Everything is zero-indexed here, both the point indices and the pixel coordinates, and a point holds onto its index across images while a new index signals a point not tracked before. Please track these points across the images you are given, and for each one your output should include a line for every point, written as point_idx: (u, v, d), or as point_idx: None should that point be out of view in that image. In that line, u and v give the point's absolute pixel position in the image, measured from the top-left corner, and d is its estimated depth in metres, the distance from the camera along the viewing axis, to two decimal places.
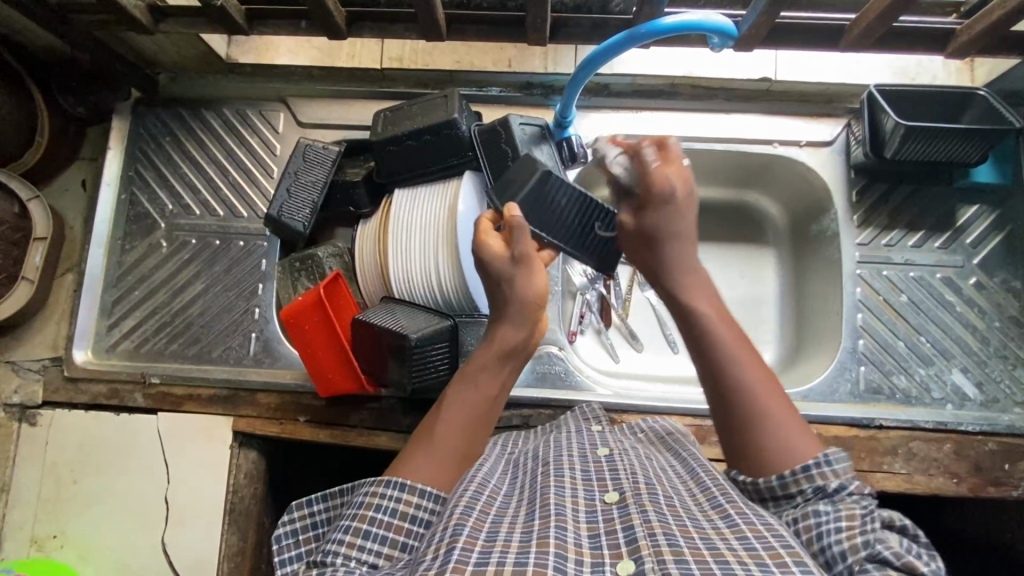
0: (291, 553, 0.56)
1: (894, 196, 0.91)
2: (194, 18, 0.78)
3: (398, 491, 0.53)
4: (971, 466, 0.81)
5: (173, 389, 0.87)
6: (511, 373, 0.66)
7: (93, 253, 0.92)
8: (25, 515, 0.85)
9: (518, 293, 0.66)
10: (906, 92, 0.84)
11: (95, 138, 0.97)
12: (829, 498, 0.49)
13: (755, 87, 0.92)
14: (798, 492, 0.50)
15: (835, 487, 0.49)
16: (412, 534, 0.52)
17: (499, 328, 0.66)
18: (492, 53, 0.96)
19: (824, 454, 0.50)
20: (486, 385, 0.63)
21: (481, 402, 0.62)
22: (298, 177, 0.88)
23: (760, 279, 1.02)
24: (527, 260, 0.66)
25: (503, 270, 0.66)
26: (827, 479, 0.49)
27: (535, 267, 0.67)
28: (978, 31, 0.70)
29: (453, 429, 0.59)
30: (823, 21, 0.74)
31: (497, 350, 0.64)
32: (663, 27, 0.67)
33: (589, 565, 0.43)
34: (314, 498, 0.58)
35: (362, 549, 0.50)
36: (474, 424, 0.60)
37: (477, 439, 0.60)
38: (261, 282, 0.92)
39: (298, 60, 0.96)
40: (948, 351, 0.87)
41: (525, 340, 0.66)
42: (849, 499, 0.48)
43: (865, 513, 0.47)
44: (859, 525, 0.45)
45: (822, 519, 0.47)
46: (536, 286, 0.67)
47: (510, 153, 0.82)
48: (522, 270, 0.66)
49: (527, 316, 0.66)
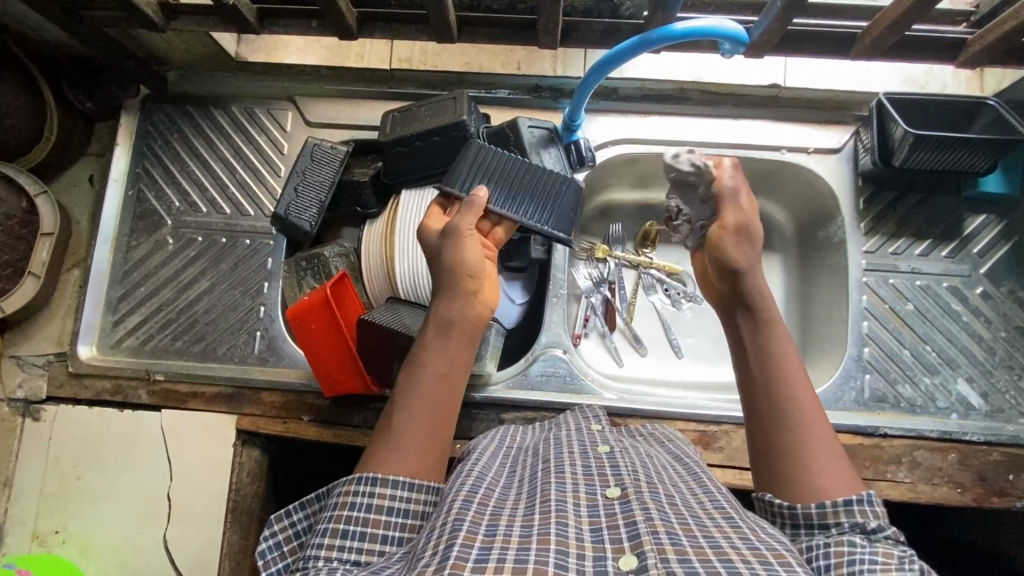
0: (275, 567, 0.56)
1: (902, 204, 0.91)
2: (205, 15, 0.78)
3: (370, 487, 0.53)
4: (975, 476, 0.80)
5: (177, 386, 0.87)
6: (466, 349, 0.65)
7: (99, 249, 0.92)
8: (28, 511, 0.85)
9: (449, 265, 0.67)
10: (915, 101, 0.84)
11: (103, 135, 0.97)
12: (867, 535, 0.49)
13: (765, 93, 0.91)
14: (835, 524, 0.50)
15: (874, 526, 0.49)
16: (390, 528, 0.52)
17: (439, 305, 0.66)
18: (501, 56, 0.95)
19: (866, 493, 0.51)
20: (435, 363, 0.62)
21: (435, 379, 0.61)
22: (305, 176, 0.88)
23: (766, 286, 1.02)
24: (455, 236, 0.67)
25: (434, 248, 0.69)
26: (866, 517, 0.50)
27: (463, 239, 0.67)
28: (989, 40, 0.70)
29: (409, 414, 0.58)
30: (834, 28, 0.74)
31: (437, 324, 0.65)
32: (674, 32, 0.68)
33: (591, 559, 0.43)
34: (292, 509, 0.58)
35: (342, 549, 0.50)
36: (429, 404, 0.60)
37: (442, 420, 0.59)
38: (266, 281, 0.92)
39: (307, 58, 0.95)
40: (953, 361, 0.87)
41: (467, 312, 0.66)
42: (886, 542, 0.48)
43: (903, 555, 0.47)
44: (896, 564, 0.45)
45: (856, 550, 0.46)
46: (465, 257, 0.66)
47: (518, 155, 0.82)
48: (450, 243, 0.67)
49: (460, 284, 0.66)
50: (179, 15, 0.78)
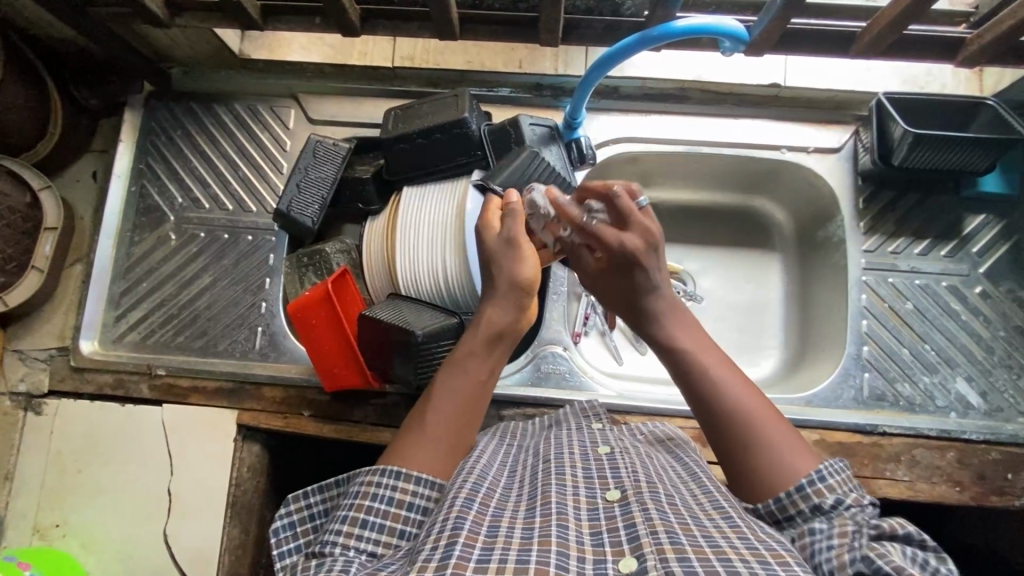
0: (290, 546, 0.57)
1: (901, 204, 0.91)
2: (209, 12, 0.78)
3: (393, 479, 0.53)
4: (974, 475, 0.81)
5: (179, 381, 0.88)
6: (501, 359, 0.64)
7: (103, 244, 0.93)
8: (29, 504, 0.85)
9: (508, 275, 0.64)
10: (914, 101, 0.84)
11: (107, 130, 0.98)
12: (826, 515, 0.49)
13: (764, 93, 0.92)
14: (796, 513, 0.50)
15: (831, 503, 0.49)
16: (409, 522, 0.52)
17: (487, 310, 0.64)
18: (502, 54, 0.94)
19: (819, 469, 0.51)
20: (475, 370, 0.61)
21: (473, 386, 0.60)
22: (307, 173, 0.88)
23: (765, 286, 1.02)
24: (515, 245, 0.65)
25: (491, 248, 0.66)
26: (822, 495, 0.50)
27: (525, 251, 0.65)
28: (989, 39, 0.71)
29: (440, 416, 0.58)
30: (834, 28, 0.74)
31: (485, 333, 0.62)
32: (675, 29, 0.68)
33: (591, 563, 0.43)
34: (310, 491, 0.58)
35: (361, 539, 0.50)
36: (463, 407, 0.59)
37: (469, 426, 0.59)
38: (268, 277, 0.92)
39: (309, 55, 0.95)
40: (952, 359, 0.87)
41: (513, 324, 0.64)
42: (847, 513, 0.49)
43: (857, 527, 0.47)
44: (849, 541, 0.45)
45: (816, 537, 0.47)
46: (525, 271, 0.64)
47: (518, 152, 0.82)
48: (512, 252, 0.65)
49: (514, 299, 0.64)
50: (183, 11, 0.79)
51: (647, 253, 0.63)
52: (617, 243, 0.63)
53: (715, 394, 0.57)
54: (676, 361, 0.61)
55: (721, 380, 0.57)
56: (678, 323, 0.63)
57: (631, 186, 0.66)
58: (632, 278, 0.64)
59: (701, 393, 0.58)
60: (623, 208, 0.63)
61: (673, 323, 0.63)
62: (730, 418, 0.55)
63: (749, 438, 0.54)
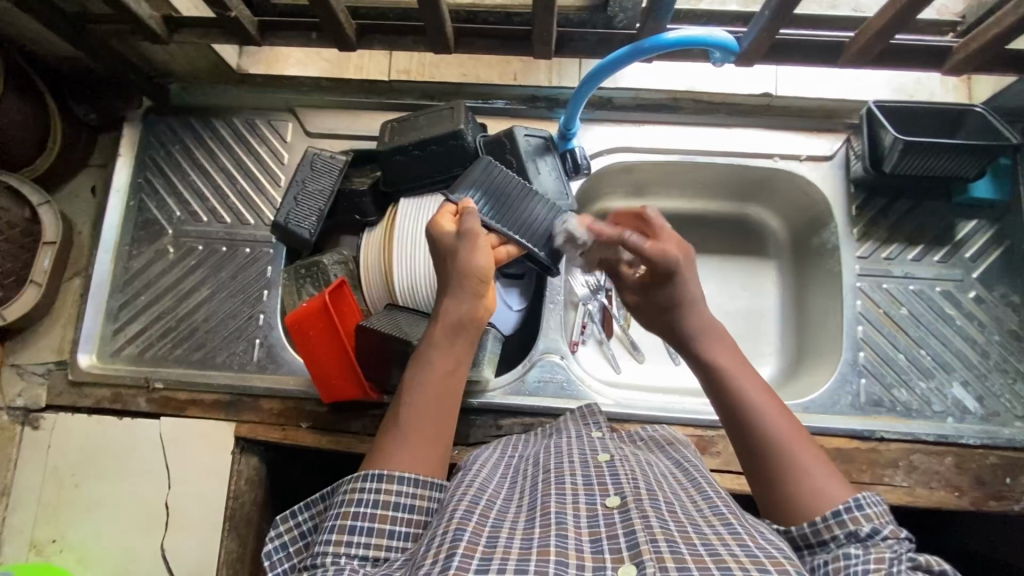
0: (282, 567, 0.56)
1: (894, 210, 0.92)
2: (207, 28, 0.79)
3: (377, 483, 0.53)
4: (972, 480, 0.81)
5: (178, 393, 0.88)
6: (469, 347, 0.65)
7: (101, 258, 0.93)
8: (26, 519, 0.84)
9: (462, 265, 0.66)
10: (904, 109, 0.86)
11: (106, 145, 0.99)
12: (861, 542, 0.48)
13: (756, 102, 0.93)
14: (831, 538, 0.49)
15: (868, 531, 0.48)
16: (398, 522, 0.52)
17: (445, 303, 0.65)
18: (498, 67, 0.98)
19: (857, 497, 0.50)
20: (442, 361, 0.62)
21: (443, 378, 0.61)
22: (305, 185, 0.89)
23: (761, 293, 1.02)
24: (472, 236, 0.67)
25: (449, 245, 0.67)
26: (859, 523, 0.49)
27: (478, 240, 0.67)
28: (975, 48, 0.72)
29: (417, 414, 0.58)
30: (822, 38, 0.76)
31: (446, 324, 0.64)
32: (666, 41, 0.69)
33: (590, 569, 0.43)
34: (297, 509, 0.58)
35: (350, 544, 0.50)
36: (437, 399, 0.59)
37: (445, 416, 0.59)
38: (266, 289, 0.93)
39: (308, 70, 0.98)
40: (948, 364, 0.87)
41: (475, 311, 0.65)
42: (883, 543, 0.47)
43: (895, 555, 0.45)
44: (886, 568, 0.44)
45: (852, 561, 0.45)
46: (478, 261, 0.66)
47: (514, 163, 0.83)
48: (466, 242, 0.66)
49: (472, 287, 0.66)
50: (182, 28, 0.80)
51: (685, 269, 0.65)
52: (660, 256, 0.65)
53: (747, 418, 0.57)
54: (714, 386, 0.60)
55: (756, 405, 0.57)
56: (717, 346, 0.62)
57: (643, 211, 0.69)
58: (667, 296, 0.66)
59: (736, 415, 0.58)
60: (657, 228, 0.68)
61: (708, 342, 0.63)
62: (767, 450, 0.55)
63: (784, 465, 0.54)
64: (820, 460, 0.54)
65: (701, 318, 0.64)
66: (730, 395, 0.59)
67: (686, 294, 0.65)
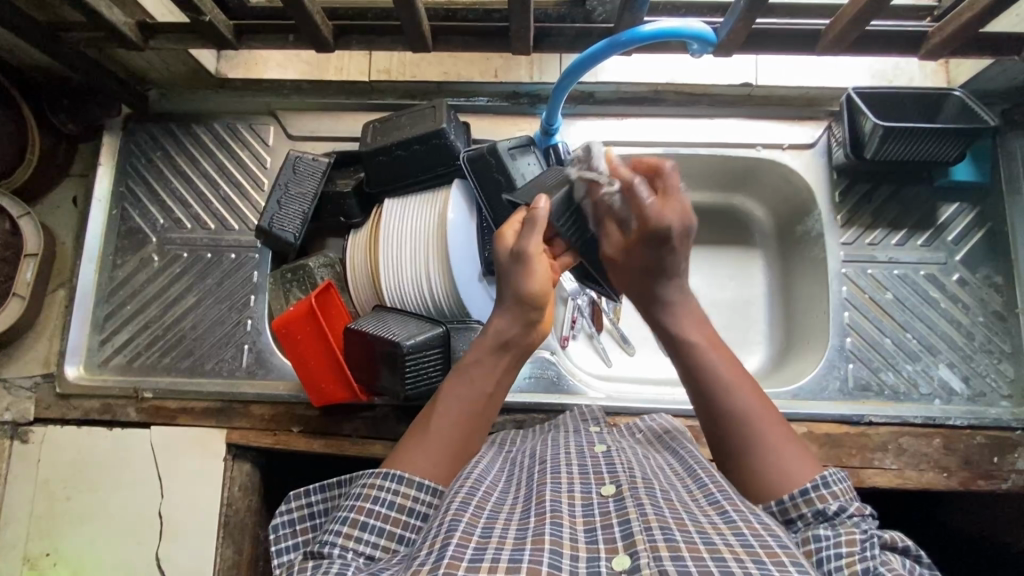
0: (287, 543, 0.58)
1: (876, 196, 0.93)
2: (184, 33, 0.79)
3: (395, 484, 0.53)
4: (961, 460, 0.82)
5: (167, 403, 0.87)
6: (509, 369, 0.65)
7: (84, 268, 0.93)
8: (19, 533, 0.84)
9: (515, 288, 0.65)
10: (883, 95, 0.86)
11: (85, 155, 0.98)
12: (829, 521, 0.49)
13: (737, 92, 0.93)
14: (799, 517, 0.50)
15: (835, 509, 0.49)
16: (409, 527, 0.53)
17: (493, 320, 0.66)
18: (477, 64, 0.95)
19: (824, 475, 0.52)
20: (483, 379, 0.63)
21: (478, 397, 0.62)
22: (288, 189, 0.89)
23: (748, 282, 1.03)
24: (524, 258, 0.64)
25: (505, 264, 0.66)
26: (825, 502, 0.50)
27: (535, 265, 0.64)
28: (951, 32, 0.72)
29: (446, 426, 0.59)
30: (800, 27, 0.76)
31: (492, 342, 0.65)
32: (643, 34, 0.69)
33: (584, 560, 0.43)
34: (312, 489, 0.58)
35: (360, 541, 0.51)
36: (471, 414, 0.61)
37: (470, 439, 0.60)
38: (253, 294, 0.92)
39: (286, 73, 0.95)
40: (934, 347, 0.88)
41: (521, 336, 0.65)
42: (850, 522, 0.49)
43: (865, 537, 0.47)
44: (859, 551, 0.45)
45: (822, 544, 0.46)
46: (534, 285, 0.64)
47: (503, 182, 0.80)
48: (521, 266, 0.64)
49: (523, 312, 0.65)
50: (158, 33, 0.79)
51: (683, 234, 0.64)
52: (657, 218, 0.64)
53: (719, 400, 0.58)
54: (684, 363, 0.62)
55: (721, 379, 0.59)
56: (685, 320, 0.64)
57: (661, 163, 0.66)
58: (660, 261, 0.65)
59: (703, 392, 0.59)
60: (669, 185, 0.65)
61: (682, 322, 0.64)
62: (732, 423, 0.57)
63: (750, 437, 0.55)
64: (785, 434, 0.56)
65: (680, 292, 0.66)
66: (698, 368, 0.60)
67: (673, 266, 0.65)
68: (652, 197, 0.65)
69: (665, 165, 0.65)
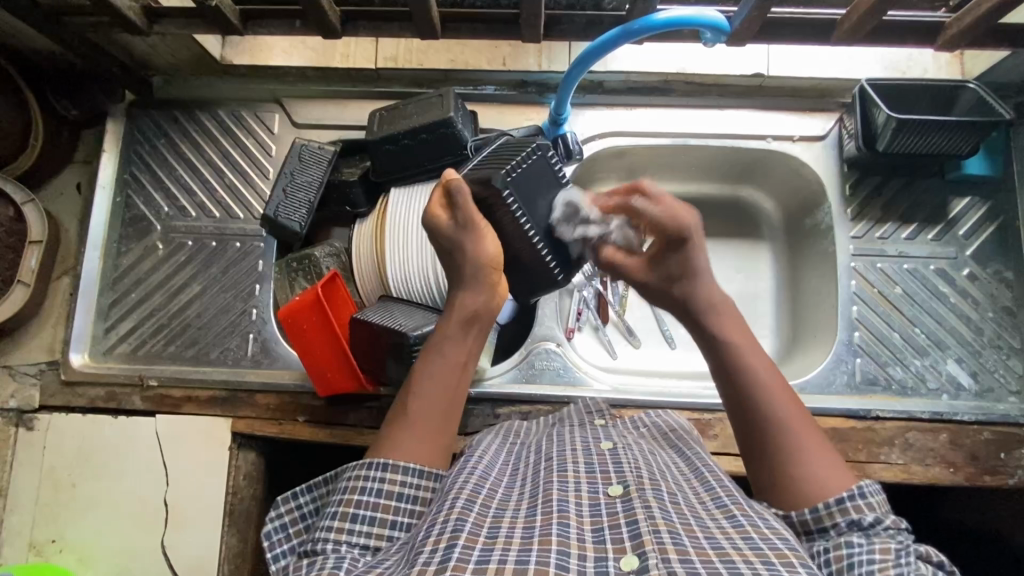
0: (282, 548, 0.57)
1: (887, 189, 0.92)
2: (188, 18, 0.78)
3: (381, 471, 0.53)
4: (967, 456, 0.81)
5: (172, 390, 0.87)
6: (478, 340, 0.65)
7: (88, 256, 0.92)
8: (23, 520, 0.84)
9: (472, 258, 0.64)
10: (897, 87, 0.85)
11: (89, 141, 0.97)
12: (863, 531, 0.49)
13: (749, 83, 0.92)
14: (832, 526, 0.50)
15: (870, 520, 0.49)
16: (401, 512, 0.53)
17: (459, 296, 0.65)
18: (486, 52, 0.97)
19: (860, 487, 0.51)
20: (452, 355, 0.62)
21: (451, 372, 0.61)
22: (293, 177, 0.88)
23: (756, 275, 1.02)
24: (473, 226, 0.64)
25: (451, 236, 0.64)
26: (861, 512, 0.50)
27: (483, 230, 0.64)
28: (967, 24, 0.70)
29: (424, 409, 0.58)
30: (814, 16, 0.75)
31: (460, 316, 0.63)
32: (656, 22, 0.68)
33: (592, 561, 0.43)
34: (300, 491, 0.59)
35: (352, 532, 0.51)
36: (447, 395, 0.60)
37: (450, 415, 0.59)
38: (257, 284, 0.92)
39: (292, 60, 0.97)
40: (943, 341, 0.88)
41: (488, 304, 0.65)
42: (885, 533, 0.49)
43: (901, 547, 0.47)
44: (894, 558, 0.46)
45: (855, 551, 0.47)
46: (488, 249, 0.64)
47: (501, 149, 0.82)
48: (471, 233, 0.64)
49: (486, 278, 0.64)
50: (161, 19, 0.78)
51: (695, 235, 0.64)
52: (670, 222, 0.63)
53: (760, 406, 0.57)
54: (724, 368, 0.60)
55: (764, 388, 0.57)
56: (724, 324, 0.63)
57: (637, 182, 0.65)
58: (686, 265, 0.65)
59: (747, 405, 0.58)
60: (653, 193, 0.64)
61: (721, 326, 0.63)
62: (767, 434, 0.56)
63: (791, 450, 0.54)
64: (825, 448, 0.54)
65: (712, 292, 0.64)
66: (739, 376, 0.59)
67: (695, 268, 0.64)
68: (651, 207, 0.63)
69: (644, 181, 0.64)
